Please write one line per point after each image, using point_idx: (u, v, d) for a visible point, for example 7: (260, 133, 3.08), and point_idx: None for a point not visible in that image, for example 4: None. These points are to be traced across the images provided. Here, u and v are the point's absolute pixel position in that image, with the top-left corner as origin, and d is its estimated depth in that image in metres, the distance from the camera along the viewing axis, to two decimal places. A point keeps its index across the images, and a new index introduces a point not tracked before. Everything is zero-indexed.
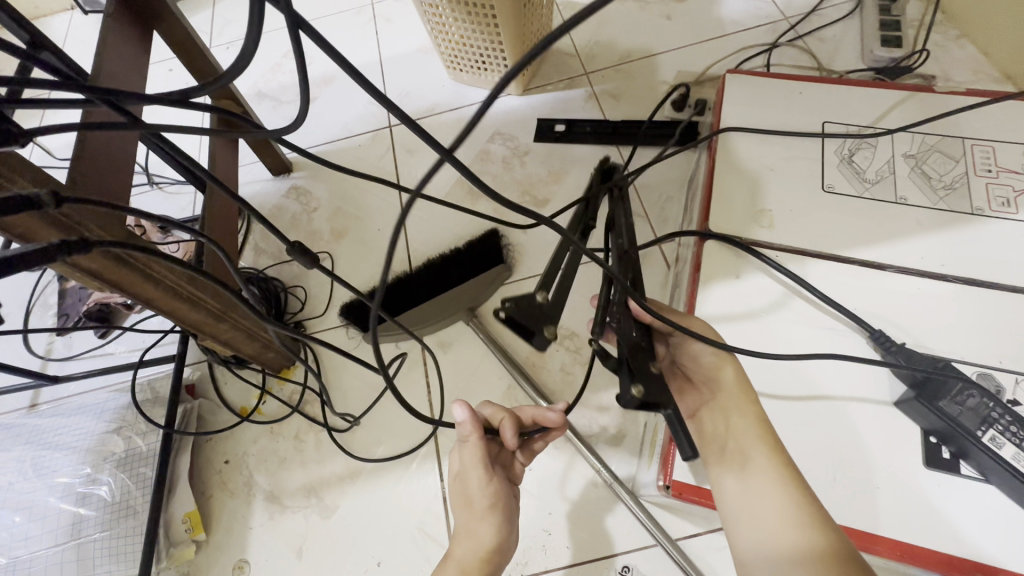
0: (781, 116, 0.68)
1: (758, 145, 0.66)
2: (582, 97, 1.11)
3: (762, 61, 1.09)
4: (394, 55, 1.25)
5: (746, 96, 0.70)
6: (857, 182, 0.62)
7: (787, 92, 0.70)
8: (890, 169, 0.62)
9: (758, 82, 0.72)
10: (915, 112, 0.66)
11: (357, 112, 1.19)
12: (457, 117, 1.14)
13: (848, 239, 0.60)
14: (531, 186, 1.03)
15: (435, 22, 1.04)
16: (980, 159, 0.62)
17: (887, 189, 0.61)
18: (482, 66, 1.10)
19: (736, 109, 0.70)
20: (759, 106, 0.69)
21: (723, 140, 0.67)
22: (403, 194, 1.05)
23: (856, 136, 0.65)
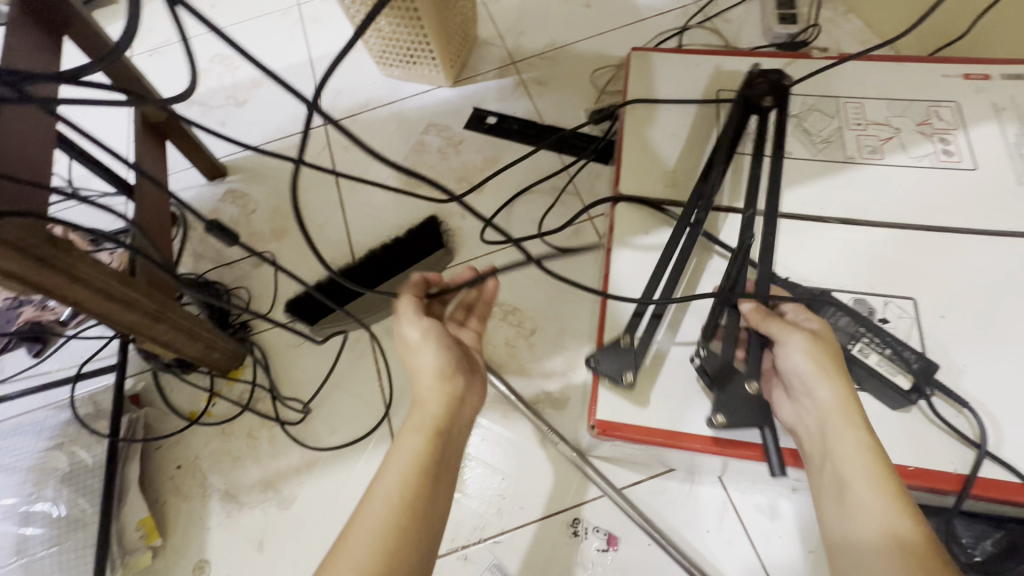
0: (680, 88, 0.75)
1: (662, 115, 0.73)
2: (511, 85, 1.16)
3: (675, 43, 1.15)
4: (325, 55, 1.26)
5: (649, 71, 0.76)
6: (747, 141, 0.69)
7: (684, 67, 0.77)
8: (775, 129, 0.70)
9: (661, 57, 0.77)
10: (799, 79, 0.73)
11: (290, 112, 1.19)
12: (390, 111, 1.16)
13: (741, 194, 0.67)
14: (466, 173, 1.06)
15: (360, 20, 1.06)
16: (852, 114, 0.69)
17: (772, 146, 0.69)
18: (411, 60, 1.13)
19: (639, 84, 0.76)
20: (661, 80, 0.75)
21: (630, 111, 0.74)
22: (341, 190, 1.06)
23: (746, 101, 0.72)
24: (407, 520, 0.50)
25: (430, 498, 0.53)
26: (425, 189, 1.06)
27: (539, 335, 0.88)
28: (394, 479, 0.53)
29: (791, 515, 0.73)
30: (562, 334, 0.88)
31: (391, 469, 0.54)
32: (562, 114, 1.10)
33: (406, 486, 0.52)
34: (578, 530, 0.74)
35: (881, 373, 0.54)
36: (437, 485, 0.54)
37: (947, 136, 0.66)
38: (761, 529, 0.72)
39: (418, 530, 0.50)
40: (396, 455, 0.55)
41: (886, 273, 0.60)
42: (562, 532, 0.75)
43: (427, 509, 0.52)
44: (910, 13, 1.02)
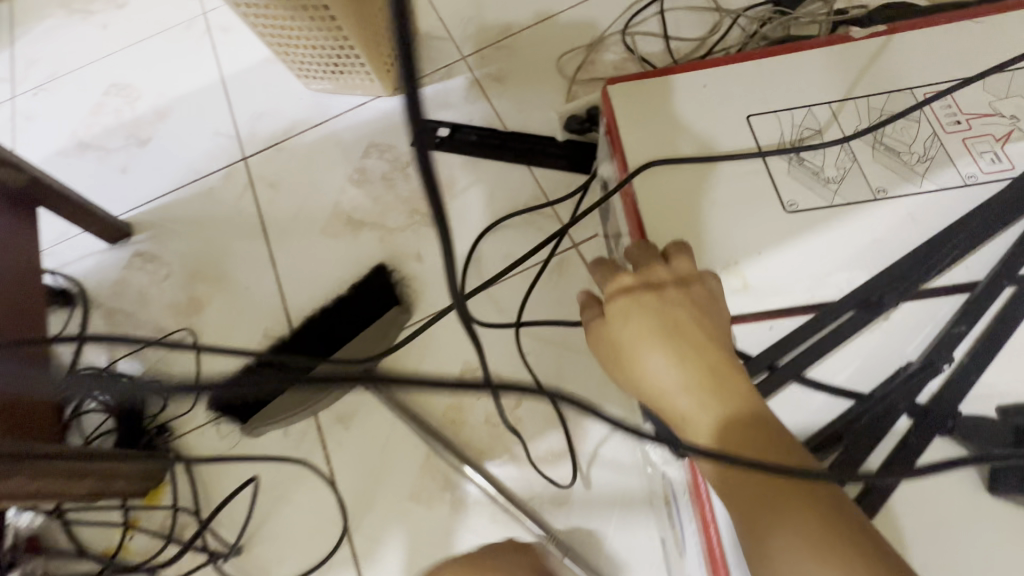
0: (690, 120, 0.55)
1: (681, 170, 0.53)
2: (462, 85, 0.96)
3: (655, 10, 0.95)
4: (238, 72, 1.05)
5: (639, 115, 0.56)
6: (822, 187, 0.51)
7: (685, 91, 0.56)
8: (850, 157, 0.52)
9: (644, 85, 0.57)
10: (845, 63, 0.56)
11: (203, 147, 0.99)
12: (320, 133, 0.96)
13: (830, 261, 0.49)
14: (420, 202, 0.87)
15: (265, 32, 0.84)
16: (942, 110, 0.53)
17: (859, 185, 0.51)
18: (336, 69, 0.92)
19: (635, 134, 0.55)
20: (662, 118, 0.55)
21: (641, 191, 0.53)
22: (271, 242, 0.88)
23: (794, 129, 0.54)
24: None
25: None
26: (371, 228, 0.87)
27: (527, 406, 0.70)
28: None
29: None
30: (556, 403, 0.70)
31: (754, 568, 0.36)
32: (528, 115, 0.90)
33: None
34: None
35: None
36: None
37: None
38: None
39: None
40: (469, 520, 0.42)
41: (1003, 355, 0.46)
42: None
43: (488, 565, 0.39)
44: None
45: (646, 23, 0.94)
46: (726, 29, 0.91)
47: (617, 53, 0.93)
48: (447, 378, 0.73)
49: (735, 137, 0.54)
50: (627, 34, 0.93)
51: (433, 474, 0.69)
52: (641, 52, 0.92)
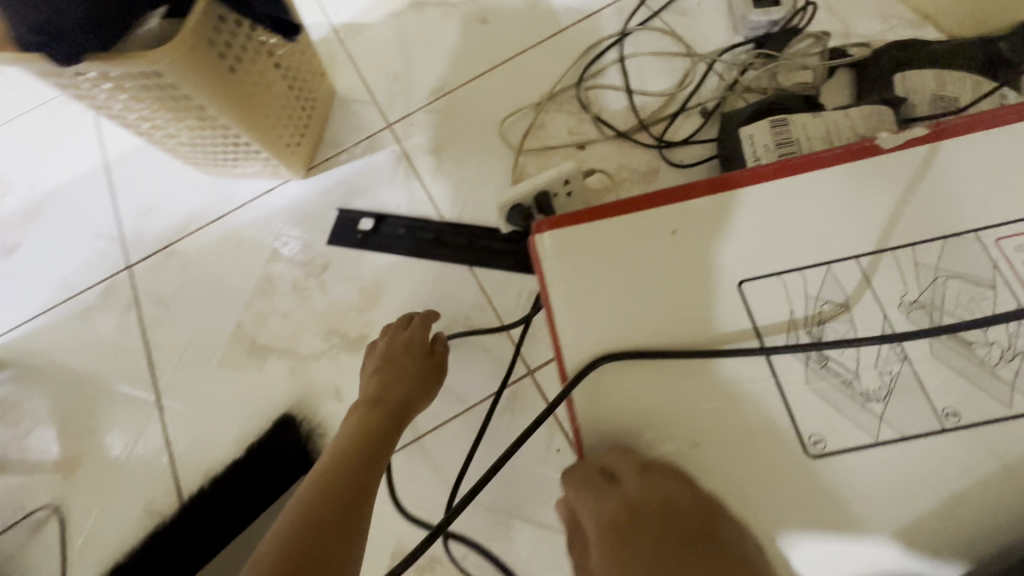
0: (652, 300, 0.45)
1: (641, 377, 0.44)
2: (388, 162, 0.79)
3: (615, 56, 0.79)
4: (122, 153, 0.87)
5: (587, 293, 0.45)
6: (848, 400, 0.43)
7: (643, 251, 0.45)
8: (894, 353, 0.43)
9: (596, 240, 0.45)
10: (873, 202, 0.45)
11: (79, 254, 0.81)
12: (220, 231, 0.79)
13: (870, 498, 0.42)
14: (337, 320, 0.70)
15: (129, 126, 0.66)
16: (1011, 267, 0.43)
17: (896, 394, 0.43)
18: (228, 158, 0.75)
19: (582, 314, 0.45)
20: (615, 293, 0.45)
21: (598, 410, 0.44)
22: (159, 380, 0.71)
23: (809, 314, 0.44)
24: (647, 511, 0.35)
25: (356, 502, 0.47)
26: (279, 356, 0.70)
27: None
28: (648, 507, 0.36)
29: None
30: None
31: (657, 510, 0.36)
32: (466, 199, 0.74)
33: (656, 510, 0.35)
34: None
35: None
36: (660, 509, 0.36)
37: None
38: None
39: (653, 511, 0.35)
40: (347, 425, 0.56)
41: None
42: None
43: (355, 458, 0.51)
44: None
45: (605, 74, 0.78)
46: (699, 79, 0.75)
47: (573, 113, 0.77)
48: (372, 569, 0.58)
49: (727, 324, 0.44)
50: (581, 89, 0.77)
51: None
52: (601, 111, 0.76)
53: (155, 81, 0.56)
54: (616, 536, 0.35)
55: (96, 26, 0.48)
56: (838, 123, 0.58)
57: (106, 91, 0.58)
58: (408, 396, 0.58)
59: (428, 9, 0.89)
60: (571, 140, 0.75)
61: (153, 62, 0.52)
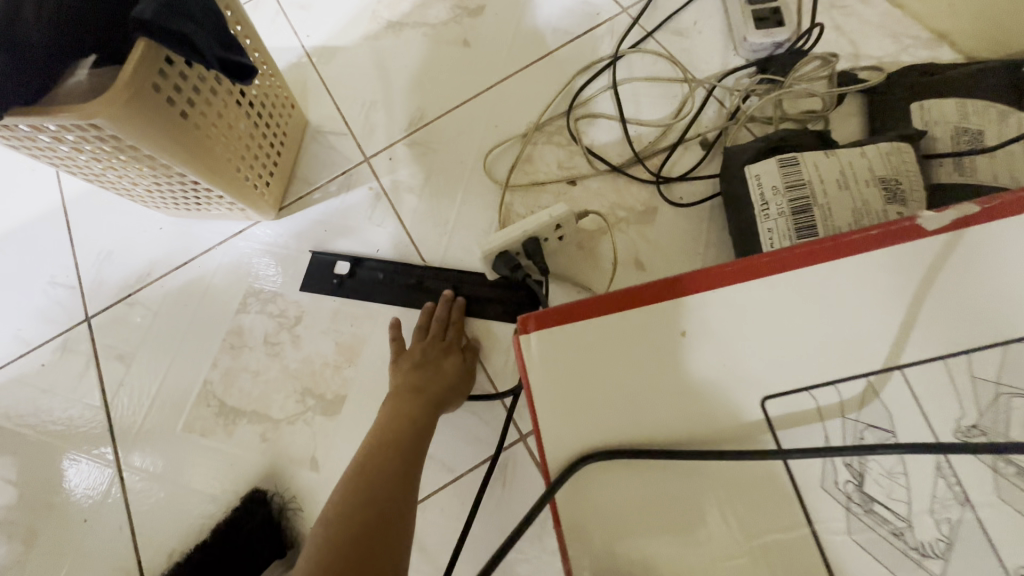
0: (666, 420, 0.33)
1: (652, 522, 0.32)
2: (366, 200, 0.74)
3: (607, 81, 0.73)
4: (82, 192, 0.81)
5: (584, 417, 0.33)
6: (908, 558, 0.30)
7: (651, 352, 0.33)
8: (960, 497, 0.30)
9: (588, 341, 0.33)
10: (928, 282, 0.32)
11: (34, 304, 0.75)
12: (184, 278, 0.74)
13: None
14: (313, 378, 0.65)
15: (81, 173, 0.60)
16: None
17: (978, 554, 0.29)
18: (190, 202, 0.69)
19: (573, 434, 0.33)
20: (616, 417, 0.33)
21: (595, 559, 0.32)
22: (120, 447, 0.66)
23: (849, 430, 0.31)
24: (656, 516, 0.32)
25: (404, 488, 0.46)
26: (251, 418, 0.65)
27: None
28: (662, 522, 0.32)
29: None
30: None
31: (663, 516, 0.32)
32: (450, 241, 0.69)
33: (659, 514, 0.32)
34: None
35: None
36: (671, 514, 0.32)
37: None
38: None
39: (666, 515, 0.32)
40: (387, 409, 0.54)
41: None
42: None
43: (401, 447, 0.49)
44: None
45: (597, 101, 0.73)
46: (699, 107, 0.69)
47: (563, 145, 0.71)
48: None
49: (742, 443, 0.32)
50: (571, 118, 0.72)
51: None
52: (593, 142, 0.71)
53: (97, 133, 0.50)
54: None
55: (17, 80, 0.42)
56: (854, 163, 0.53)
57: (42, 142, 0.52)
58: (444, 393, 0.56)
59: (406, 31, 0.83)
60: (561, 174, 0.70)
61: (88, 116, 0.46)
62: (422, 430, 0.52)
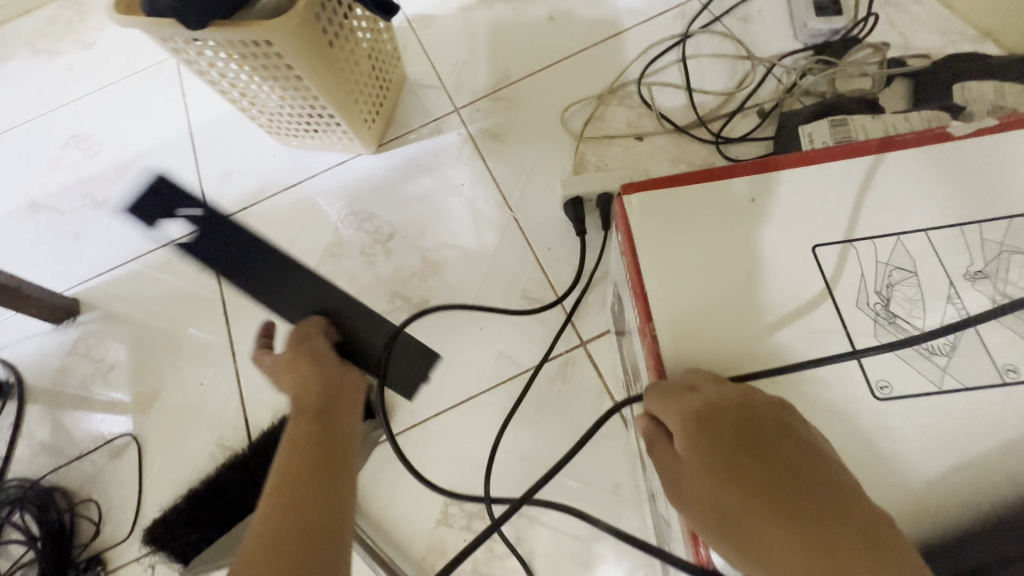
0: (741, 248, 0.41)
1: (729, 330, 0.39)
2: (455, 143, 0.84)
3: (675, 56, 0.83)
4: (206, 123, 0.93)
5: (673, 249, 0.41)
6: (925, 364, 0.38)
7: (730, 201, 0.42)
8: (962, 319, 0.38)
9: (677, 197, 0.42)
10: (947, 170, 0.41)
11: (164, 210, 0.88)
12: (293, 198, 0.85)
13: (948, 456, 0.37)
14: (402, 284, 0.75)
15: (229, 92, 0.72)
16: None
17: (977, 361, 0.38)
18: (309, 128, 0.80)
19: (665, 265, 0.40)
20: (700, 248, 0.41)
21: (678, 354, 0.38)
22: (233, 330, 0.77)
23: (884, 264, 0.40)
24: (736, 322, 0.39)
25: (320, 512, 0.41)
26: None
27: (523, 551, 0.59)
28: (736, 326, 0.39)
29: None
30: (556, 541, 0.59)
31: (739, 321, 0.39)
32: (527, 181, 0.79)
33: (737, 318, 0.39)
34: None
35: None
36: (746, 320, 0.39)
37: None
38: None
39: (741, 320, 0.39)
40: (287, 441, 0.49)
41: None
42: None
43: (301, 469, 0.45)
44: None
45: (666, 72, 0.82)
46: (758, 82, 0.78)
47: (632, 107, 0.81)
48: (429, 511, 0.62)
49: (807, 281, 0.40)
50: (642, 85, 0.81)
51: None
52: (660, 107, 0.80)
53: (264, 50, 0.62)
54: (704, 430, 0.32)
55: None
56: (898, 126, 0.61)
57: (218, 54, 0.63)
58: (320, 389, 0.54)
59: (497, 6, 0.94)
60: (630, 131, 0.79)
61: (268, 32, 0.58)
62: (319, 447, 0.48)
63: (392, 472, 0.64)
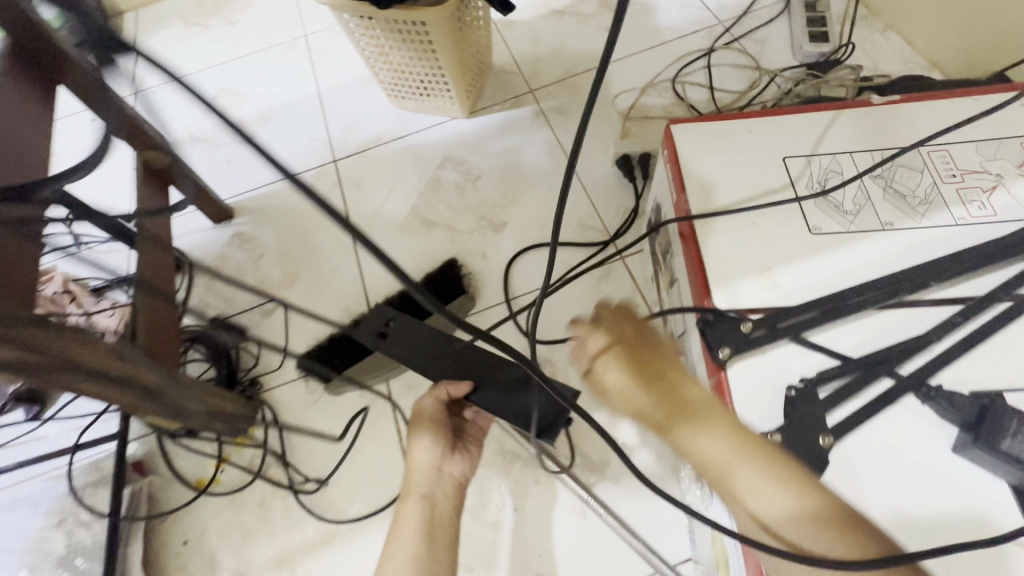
0: (746, 154, 0.62)
1: (737, 195, 0.59)
2: (530, 115, 1.10)
3: (702, 64, 1.09)
4: (332, 87, 1.20)
5: (700, 143, 0.63)
6: (841, 217, 0.56)
7: (739, 130, 0.64)
8: (865, 196, 0.58)
9: (703, 128, 0.64)
10: (866, 120, 0.63)
11: (299, 148, 1.14)
12: (402, 146, 1.10)
13: (859, 271, 0.53)
14: (487, 210, 1.00)
15: (369, 51, 1.00)
16: (942, 165, 0.58)
17: (871, 218, 0.56)
18: (423, 91, 1.07)
19: (696, 161, 0.62)
20: (719, 155, 0.62)
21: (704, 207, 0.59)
22: (356, 235, 1.01)
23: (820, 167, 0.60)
24: (744, 190, 0.59)
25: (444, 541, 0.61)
26: (442, 229, 1.00)
27: (573, 389, 0.82)
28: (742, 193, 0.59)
29: None
30: None
31: (745, 189, 0.59)
32: (585, 144, 1.04)
33: (744, 189, 0.59)
34: None
35: None
36: (750, 190, 0.59)
37: None
38: None
39: (746, 190, 0.59)
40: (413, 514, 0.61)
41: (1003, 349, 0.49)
42: None
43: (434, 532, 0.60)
44: (953, 33, 0.96)
45: (695, 75, 1.08)
46: (764, 86, 1.04)
47: (667, 98, 1.07)
48: None
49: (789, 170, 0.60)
50: (676, 82, 1.07)
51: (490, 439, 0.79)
52: (689, 99, 1.06)
53: (417, 26, 0.88)
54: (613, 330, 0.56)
55: None
56: None
57: (382, 26, 0.90)
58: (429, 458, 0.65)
59: (566, 17, 1.21)
60: (665, 114, 1.05)
61: (428, 12, 0.84)
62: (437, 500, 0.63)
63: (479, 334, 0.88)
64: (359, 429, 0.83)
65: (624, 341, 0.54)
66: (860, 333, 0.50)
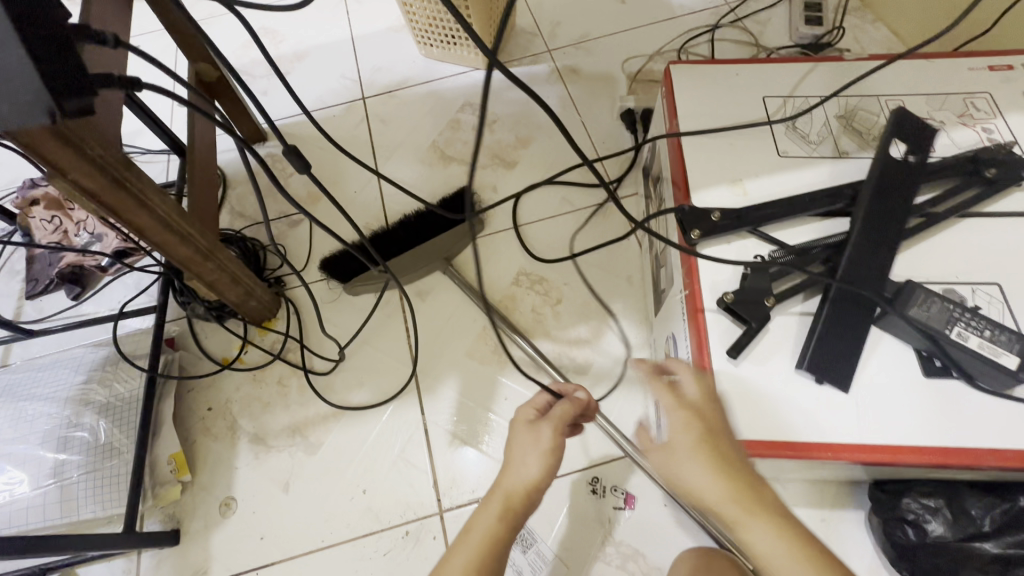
0: (733, 93, 0.72)
1: (721, 124, 0.69)
2: (546, 72, 1.20)
3: (707, 39, 1.19)
4: (365, 34, 1.29)
5: (693, 81, 0.73)
6: (805, 145, 0.66)
7: (730, 73, 0.74)
8: (829, 130, 0.68)
9: (698, 69, 0.74)
10: (836, 72, 0.73)
11: (331, 85, 1.23)
12: (426, 89, 1.20)
13: (816, 185, 0.63)
14: (500, 151, 1.10)
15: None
16: (896, 111, 0.68)
17: (830, 147, 0.66)
18: (451, 40, 1.16)
19: (690, 94, 0.72)
20: (710, 90, 0.72)
21: (692, 130, 0.68)
22: (379, 164, 1.11)
23: (792, 105, 0.70)
24: (728, 121, 0.69)
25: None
26: (458, 164, 1.09)
27: (566, 304, 0.91)
28: (727, 123, 0.69)
29: (807, 492, 0.74)
30: (589, 303, 0.91)
31: (729, 120, 0.69)
32: (594, 101, 1.14)
33: (728, 119, 0.69)
34: (597, 488, 0.77)
35: (985, 356, 0.50)
36: (733, 121, 0.69)
37: (988, 125, 0.66)
38: (776, 498, 0.74)
39: (730, 121, 0.69)
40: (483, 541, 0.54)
41: (929, 252, 0.59)
42: (582, 488, 0.77)
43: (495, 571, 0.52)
44: (932, 26, 1.07)
45: (698, 48, 1.19)
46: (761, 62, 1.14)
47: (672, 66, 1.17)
48: (505, 277, 0.94)
49: (766, 108, 0.70)
50: (681, 53, 1.18)
51: (488, 341, 0.89)
52: None
53: None
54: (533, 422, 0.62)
55: None
56: None
57: None
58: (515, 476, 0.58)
59: None
60: None
61: None
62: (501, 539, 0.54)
63: (484, 252, 0.97)
64: (370, 327, 0.92)
65: (708, 420, 0.49)
66: (809, 232, 0.60)
